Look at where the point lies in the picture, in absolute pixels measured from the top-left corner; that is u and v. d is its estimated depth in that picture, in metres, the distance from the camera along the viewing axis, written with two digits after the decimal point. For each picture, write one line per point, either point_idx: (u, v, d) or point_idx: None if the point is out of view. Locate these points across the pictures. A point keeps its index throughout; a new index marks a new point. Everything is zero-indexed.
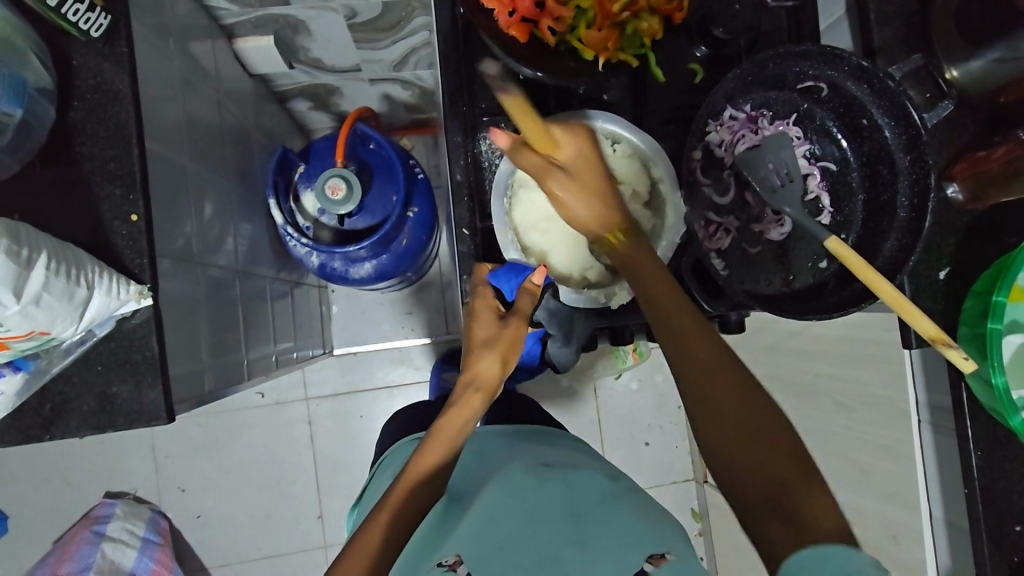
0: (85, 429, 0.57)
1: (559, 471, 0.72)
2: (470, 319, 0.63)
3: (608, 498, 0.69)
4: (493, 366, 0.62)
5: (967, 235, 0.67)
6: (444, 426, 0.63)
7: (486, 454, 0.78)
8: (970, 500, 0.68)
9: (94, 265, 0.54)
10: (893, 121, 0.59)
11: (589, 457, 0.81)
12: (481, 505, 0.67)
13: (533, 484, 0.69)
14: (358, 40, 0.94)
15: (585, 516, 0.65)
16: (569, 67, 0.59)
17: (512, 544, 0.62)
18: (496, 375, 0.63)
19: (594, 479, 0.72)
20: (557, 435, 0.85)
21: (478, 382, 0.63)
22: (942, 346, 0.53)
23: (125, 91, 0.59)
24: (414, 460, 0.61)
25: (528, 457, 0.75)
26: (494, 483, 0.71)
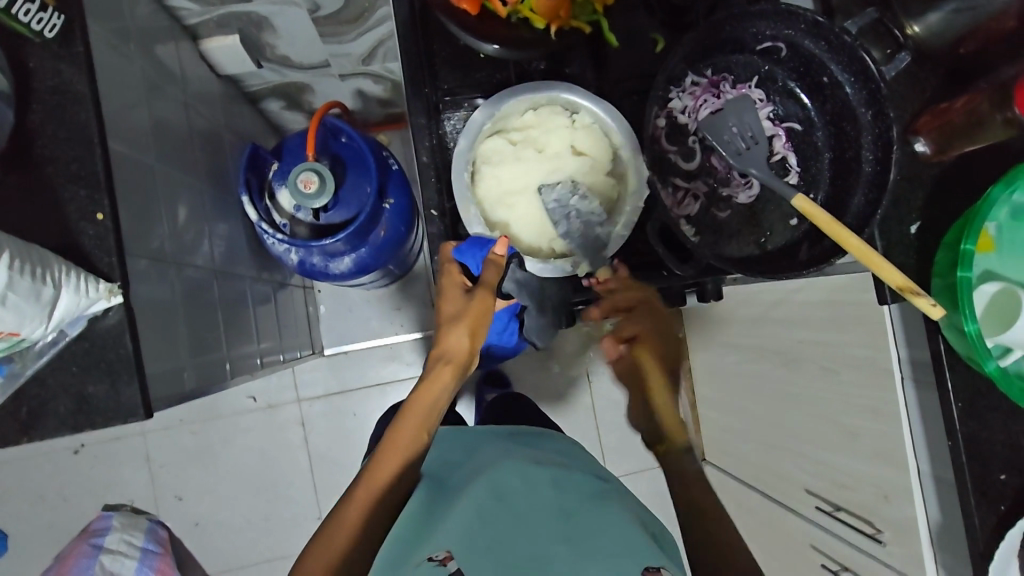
0: (64, 430, 0.57)
1: (550, 471, 0.74)
2: (437, 295, 0.62)
3: (597, 497, 0.70)
4: (462, 339, 0.60)
5: (937, 188, 0.66)
6: (418, 401, 0.69)
7: (478, 454, 0.79)
8: (953, 451, 0.69)
9: (60, 264, 0.54)
10: (853, 78, 0.60)
11: (581, 465, 0.81)
12: (468, 502, 0.67)
13: (523, 486, 0.70)
14: (324, 34, 0.93)
15: (577, 516, 0.66)
16: (524, 37, 0.59)
17: (501, 547, 0.61)
18: (466, 350, 0.61)
19: (585, 482, 0.73)
20: (545, 440, 0.87)
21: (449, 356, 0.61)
22: (910, 295, 0.55)
23: (84, 91, 0.58)
24: (394, 433, 0.69)
25: (518, 456, 0.77)
26: (483, 481, 0.71)
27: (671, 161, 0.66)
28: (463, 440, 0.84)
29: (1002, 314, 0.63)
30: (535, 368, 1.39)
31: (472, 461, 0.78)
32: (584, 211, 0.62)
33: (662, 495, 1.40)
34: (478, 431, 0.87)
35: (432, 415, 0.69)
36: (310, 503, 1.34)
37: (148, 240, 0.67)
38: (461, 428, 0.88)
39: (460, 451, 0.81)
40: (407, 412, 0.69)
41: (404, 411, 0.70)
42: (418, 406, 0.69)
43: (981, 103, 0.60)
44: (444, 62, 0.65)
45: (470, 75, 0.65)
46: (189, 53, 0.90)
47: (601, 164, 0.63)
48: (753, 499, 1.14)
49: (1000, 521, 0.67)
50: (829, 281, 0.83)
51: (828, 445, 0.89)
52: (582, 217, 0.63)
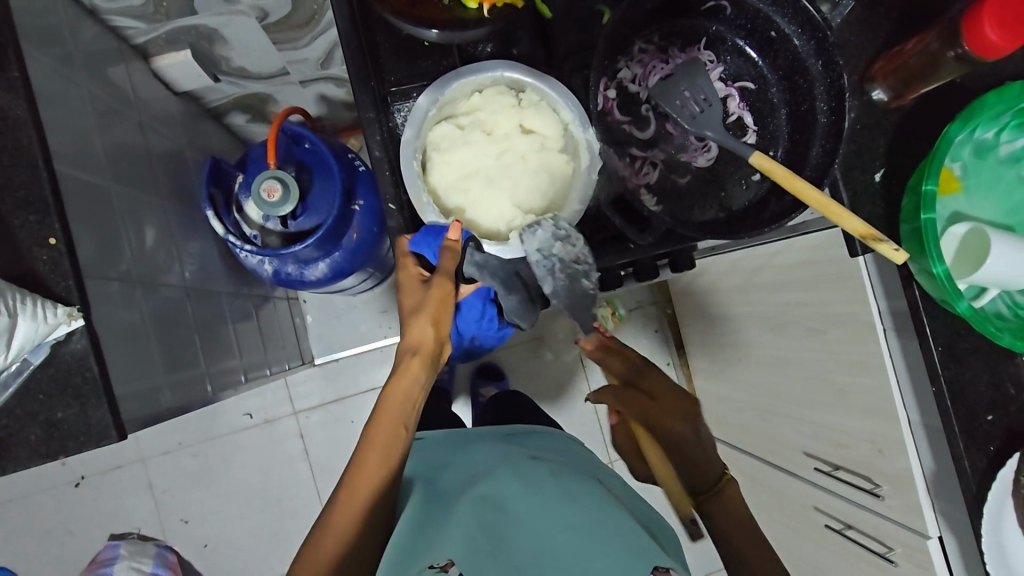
0: (39, 459, 0.57)
1: (546, 467, 0.74)
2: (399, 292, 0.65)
3: (597, 491, 0.71)
4: (426, 329, 0.64)
5: (898, 133, 0.66)
6: (392, 396, 0.65)
7: (473, 458, 0.79)
8: (938, 397, 0.68)
9: (16, 292, 0.54)
10: (800, 28, 0.59)
11: (574, 459, 0.82)
12: (467, 506, 0.67)
13: (520, 483, 0.70)
14: (277, 41, 0.92)
15: (578, 505, 0.66)
16: (459, 20, 0.60)
17: (504, 548, 0.61)
18: (432, 339, 0.65)
19: (583, 477, 0.74)
20: (536, 438, 0.88)
21: (413, 347, 0.65)
22: (873, 242, 0.54)
23: (24, 116, 0.58)
24: (370, 434, 0.66)
25: (514, 455, 0.78)
26: (479, 485, 0.71)
27: (626, 133, 0.64)
28: (455, 442, 0.86)
29: (973, 254, 0.62)
30: (529, 358, 1.39)
31: (467, 463, 0.79)
32: (567, 259, 0.60)
33: None
34: (473, 433, 0.89)
35: (410, 409, 0.66)
36: (316, 514, 1.34)
37: (114, 262, 0.67)
38: (455, 432, 0.90)
39: (453, 455, 0.82)
40: (381, 409, 0.66)
41: (378, 409, 0.66)
42: (392, 404, 0.65)
43: (932, 41, 0.59)
44: (388, 54, 0.64)
45: (415, 65, 0.64)
46: (141, 72, 0.89)
47: (553, 141, 0.62)
48: (754, 467, 1.14)
49: (991, 461, 0.66)
50: (805, 240, 0.82)
51: (821, 405, 0.89)
52: (566, 266, 0.61)
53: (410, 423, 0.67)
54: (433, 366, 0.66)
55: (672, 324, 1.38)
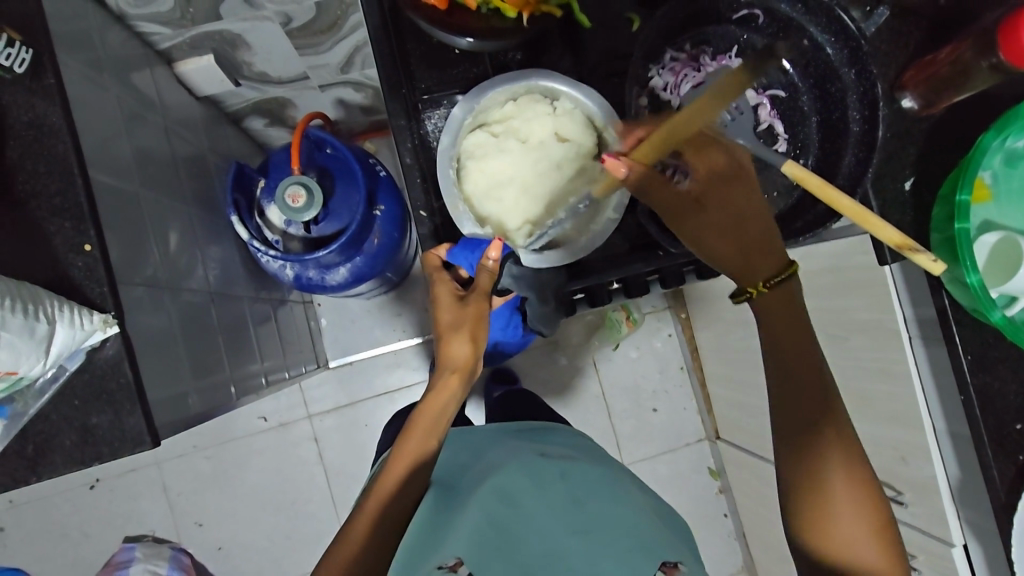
0: (72, 465, 0.57)
1: (555, 464, 0.74)
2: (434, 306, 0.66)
3: (606, 486, 0.71)
4: (464, 345, 0.65)
5: (928, 141, 0.66)
6: (424, 411, 0.68)
7: (485, 453, 0.80)
8: (966, 404, 0.68)
9: (53, 299, 0.54)
10: (833, 37, 0.60)
11: (588, 454, 0.81)
12: (478, 505, 0.68)
13: (533, 483, 0.70)
14: (299, 46, 0.92)
15: (584, 509, 0.67)
16: (494, 27, 0.60)
17: (513, 544, 0.63)
18: (468, 356, 0.66)
19: (590, 471, 0.73)
20: (550, 433, 0.88)
21: (452, 365, 0.67)
22: (909, 253, 0.53)
23: (60, 123, 0.58)
24: (400, 444, 0.68)
25: (523, 452, 0.77)
26: (492, 480, 0.71)
27: None
28: (471, 439, 0.84)
29: (1011, 260, 0.62)
30: (543, 362, 1.39)
31: (481, 460, 0.78)
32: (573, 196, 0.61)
33: (680, 477, 1.39)
34: (490, 431, 0.87)
35: (438, 421, 0.68)
36: (330, 517, 1.34)
37: (141, 268, 0.67)
38: (471, 428, 0.88)
39: (466, 451, 0.81)
40: (413, 421, 0.69)
41: (410, 421, 0.69)
42: (423, 417, 0.68)
43: (966, 50, 0.59)
44: (419, 60, 0.64)
45: (447, 72, 0.65)
46: (165, 78, 0.90)
47: (584, 149, 0.63)
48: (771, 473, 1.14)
49: (1019, 471, 0.66)
50: (830, 247, 0.82)
51: None
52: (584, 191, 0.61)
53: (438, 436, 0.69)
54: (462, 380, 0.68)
55: (686, 329, 1.38)
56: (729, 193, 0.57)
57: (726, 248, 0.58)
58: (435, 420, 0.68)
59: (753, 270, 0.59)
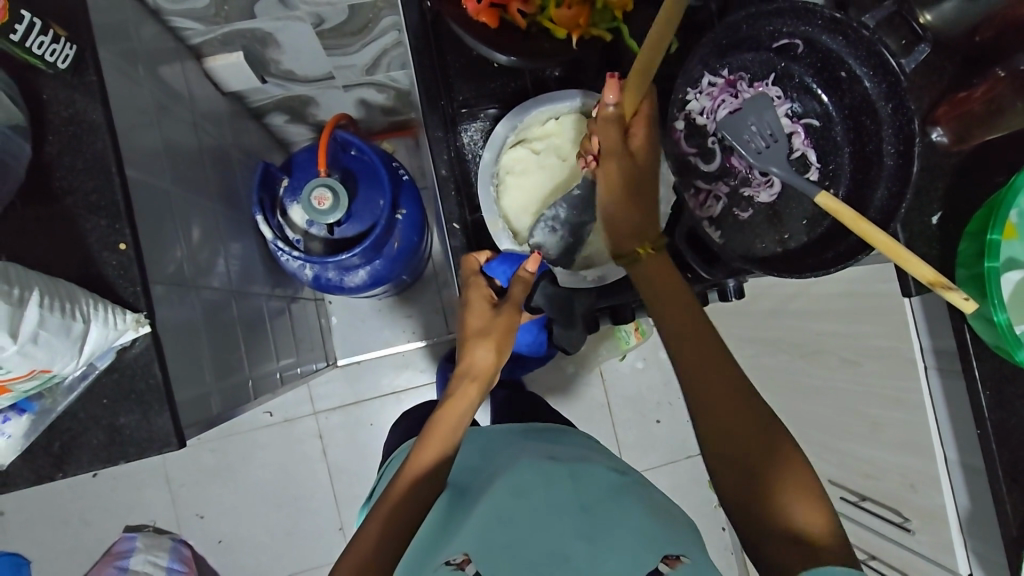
0: (98, 464, 0.58)
1: (565, 466, 0.68)
2: (464, 310, 0.67)
3: (620, 490, 0.65)
4: (488, 354, 0.67)
5: (956, 177, 0.66)
6: (440, 419, 0.68)
7: (495, 450, 0.74)
8: (982, 439, 0.69)
9: (89, 299, 0.54)
10: (872, 71, 0.60)
11: (602, 455, 0.76)
12: (486, 507, 0.63)
13: (539, 482, 0.65)
14: (328, 47, 0.92)
15: (592, 513, 0.61)
16: (543, 48, 0.60)
17: (521, 543, 0.58)
18: (490, 365, 0.68)
19: (602, 473, 0.68)
20: (563, 433, 0.82)
21: (473, 372, 0.68)
22: (941, 290, 0.53)
23: (100, 121, 0.58)
24: (414, 454, 0.66)
25: (533, 453, 0.71)
26: (500, 481, 0.66)
27: (692, 164, 0.67)
28: (480, 439, 0.77)
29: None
30: (550, 369, 1.38)
31: (491, 461, 0.72)
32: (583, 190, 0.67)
33: (681, 490, 1.40)
34: (497, 429, 0.80)
35: (454, 431, 0.68)
36: (332, 515, 1.34)
37: (168, 266, 0.67)
38: (482, 428, 0.80)
39: (478, 452, 0.75)
40: (428, 431, 0.68)
41: (425, 431, 0.68)
42: (440, 425, 0.68)
43: (1003, 89, 0.61)
44: (457, 74, 0.67)
45: (484, 86, 0.67)
46: (195, 73, 0.89)
47: None
48: None
49: None
50: (850, 272, 0.82)
51: (849, 437, 0.89)
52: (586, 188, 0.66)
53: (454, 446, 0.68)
54: (481, 387, 0.68)
55: None
56: (637, 158, 0.61)
57: (620, 193, 0.62)
58: (453, 428, 0.68)
59: (622, 236, 0.63)
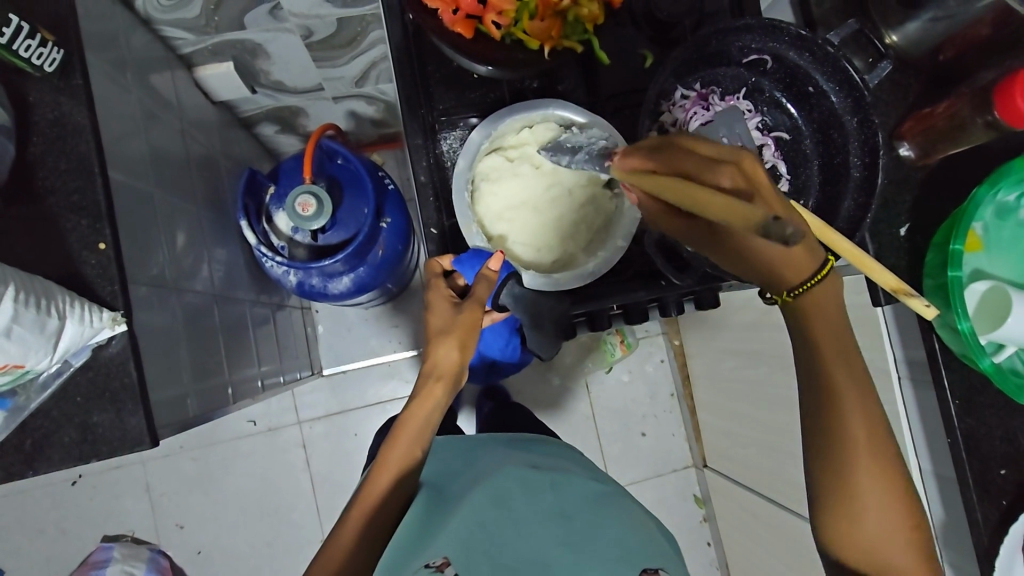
0: (70, 462, 0.58)
1: (547, 476, 0.68)
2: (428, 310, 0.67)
3: (598, 500, 0.65)
4: (451, 352, 0.65)
5: (923, 190, 0.68)
6: (406, 419, 0.66)
7: (475, 457, 0.74)
8: (952, 448, 0.68)
9: (65, 295, 0.55)
10: (838, 86, 0.62)
11: (579, 465, 0.76)
12: (468, 510, 0.61)
13: (519, 490, 0.64)
14: (317, 58, 0.94)
15: (574, 522, 0.61)
16: (518, 58, 0.63)
17: (502, 547, 0.57)
18: (455, 363, 0.66)
19: (581, 484, 0.68)
20: (542, 443, 0.82)
21: (436, 371, 0.66)
22: (905, 296, 0.56)
23: (84, 123, 0.59)
24: (384, 453, 0.65)
25: (515, 462, 0.71)
26: (481, 487, 0.65)
27: None
28: (456, 448, 0.77)
29: (997, 311, 0.63)
30: (535, 381, 1.39)
31: (471, 466, 0.72)
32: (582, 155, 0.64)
33: (665, 504, 1.39)
34: (481, 438, 0.80)
35: (424, 431, 0.66)
36: (313, 526, 1.32)
37: (148, 268, 0.67)
38: (454, 436, 0.81)
39: (457, 458, 0.74)
40: (398, 429, 0.66)
41: (394, 429, 0.66)
42: (406, 425, 0.66)
43: (963, 107, 0.62)
44: (438, 83, 0.69)
45: (464, 95, 0.69)
46: (185, 81, 0.91)
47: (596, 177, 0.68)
48: (755, 503, 1.14)
49: (1002, 516, 0.66)
50: None
51: None
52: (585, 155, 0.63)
53: (422, 447, 0.66)
54: (447, 387, 0.66)
55: (678, 355, 1.40)
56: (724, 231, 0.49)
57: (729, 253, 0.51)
58: (420, 427, 0.66)
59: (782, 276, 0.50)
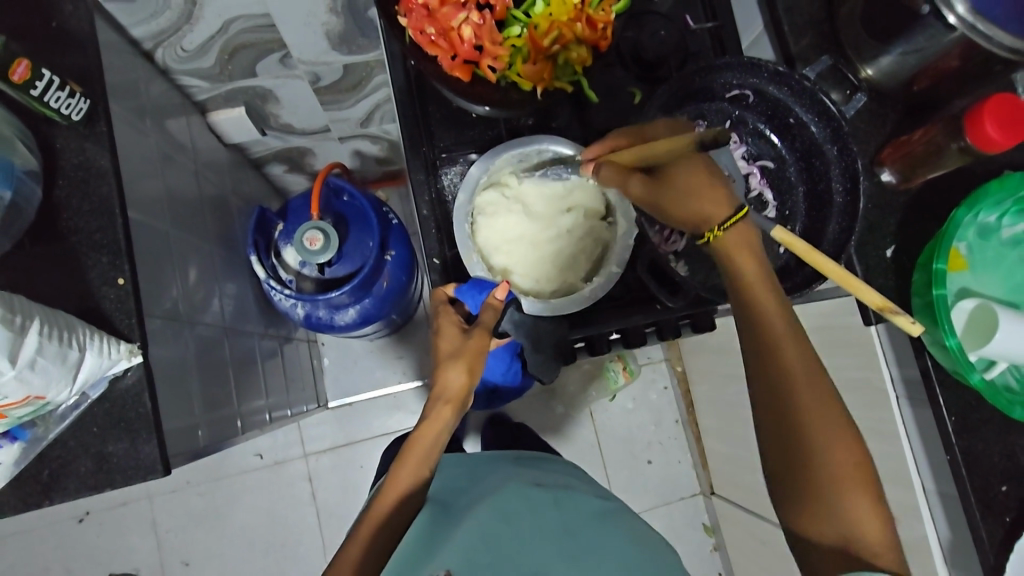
0: (85, 491, 0.60)
1: (551, 493, 0.68)
2: (435, 335, 0.68)
3: (601, 517, 0.65)
4: (460, 376, 0.66)
5: (906, 212, 0.71)
6: (414, 443, 0.67)
7: (482, 474, 0.74)
8: (952, 465, 0.68)
9: (86, 329, 0.57)
10: (817, 117, 0.66)
11: (581, 482, 0.77)
12: (473, 524, 0.60)
13: (524, 507, 0.63)
14: (324, 101, 0.99)
15: (578, 537, 0.60)
16: (512, 99, 0.67)
17: (505, 560, 0.56)
18: (464, 387, 0.66)
19: (584, 500, 0.68)
20: (547, 461, 0.82)
21: (446, 395, 0.67)
22: (890, 314, 0.58)
23: (106, 167, 0.63)
24: (391, 478, 0.66)
25: (519, 480, 0.71)
26: (486, 502, 0.65)
27: None
28: (459, 466, 0.77)
29: (986, 325, 0.64)
30: (540, 410, 1.39)
31: (475, 483, 0.72)
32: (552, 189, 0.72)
33: (675, 533, 1.37)
34: (483, 455, 0.81)
35: (431, 454, 0.67)
36: (318, 562, 1.31)
37: (161, 301, 0.70)
38: (461, 453, 0.81)
39: (462, 475, 0.74)
40: (405, 454, 0.67)
41: (403, 452, 0.67)
42: (414, 449, 0.66)
43: (937, 134, 0.65)
44: (439, 123, 0.73)
45: (463, 133, 0.73)
46: (199, 125, 0.96)
47: (591, 211, 0.73)
48: (764, 530, 1.12)
49: (1006, 532, 0.65)
50: (819, 305, 0.85)
51: None
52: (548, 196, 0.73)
53: (428, 472, 0.67)
54: (455, 411, 0.67)
55: (682, 382, 1.41)
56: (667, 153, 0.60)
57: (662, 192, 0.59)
58: (428, 449, 0.67)
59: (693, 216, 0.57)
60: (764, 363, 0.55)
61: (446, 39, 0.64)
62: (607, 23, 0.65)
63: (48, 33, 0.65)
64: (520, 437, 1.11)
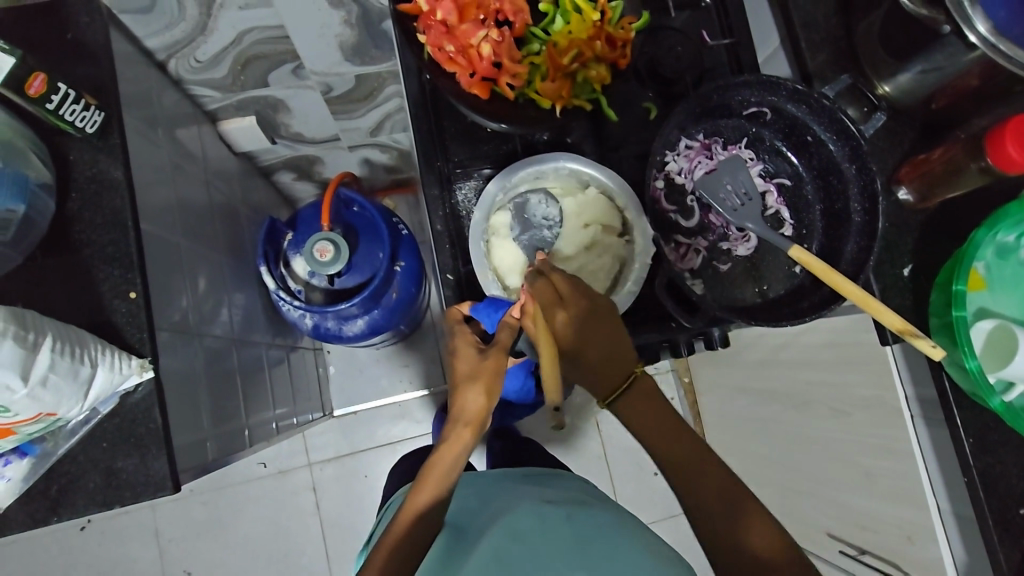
0: (93, 507, 0.59)
1: (563, 510, 0.67)
2: (453, 356, 0.68)
3: (614, 529, 0.63)
4: (478, 398, 0.65)
5: (924, 231, 0.70)
6: (434, 464, 0.67)
7: (494, 493, 0.73)
8: (970, 487, 0.67)
9: (98, 343, 0.57)
10: (836, 136, 0.65)
11: (596, 499, 0.76)
12: (484, 548, 0.60)
13: (534, 526, 0.63)
14: (335, 111, 0.99)
15: (592, 545, 0.59)
16: (529, 115, 0.67)
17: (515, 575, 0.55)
18: (482, 409, 0.66)
19: (597, 513, 0.66)
20: (561, 479, 0.81)
21: (464, 417, 0.66)
22: (910, 337, 0.58)
23: (120, 179, 0.63)
24: (410, 498, 0.66)
25: (530, 498, 0.70)
26: (499, 524, 0.64)
27: (673, 221, 0.71)
28: (472, 488, 0.76)
29: (1005, 347, 0.64)
30: (546, 421, 1.38)
31: (488, 503, 0.71)
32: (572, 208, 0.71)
33: (680, 546, 1.36)
34: (495, 476, 0.80)
35: (449, 475, 0.66)
36: (322, 572, 1.30)
37: (172, 313, 0.69)
38: (473, 473, 0.81)
39: (475, 495, 0.74)
40: (424, 475, 0.67)
41: (422, 473, 0.67)
42: (433, 470, 0.66)
43: (957, 153, 0.64)
44: (453, 137, 0.73)
45: (477, 148, 0.73)
46: (210, 135, 0.96)
47: (610, 228, 0.71)
48: None
49: None
50: (834, 322, 0.84)
51: (844, 487, 0.88)
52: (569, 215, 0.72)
53: (446, 492, 0.66)
54: (474, 432, 0.67)
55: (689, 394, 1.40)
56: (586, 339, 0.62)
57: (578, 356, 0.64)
58: (446, 470, 0.66)
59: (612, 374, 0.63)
60: (640, 402, 0.64)
61: (464, 56, 0.64)
62: (626, 41, 0.66)
63: (63, 45, 0.65)
64: (528, 450, 1.10)
